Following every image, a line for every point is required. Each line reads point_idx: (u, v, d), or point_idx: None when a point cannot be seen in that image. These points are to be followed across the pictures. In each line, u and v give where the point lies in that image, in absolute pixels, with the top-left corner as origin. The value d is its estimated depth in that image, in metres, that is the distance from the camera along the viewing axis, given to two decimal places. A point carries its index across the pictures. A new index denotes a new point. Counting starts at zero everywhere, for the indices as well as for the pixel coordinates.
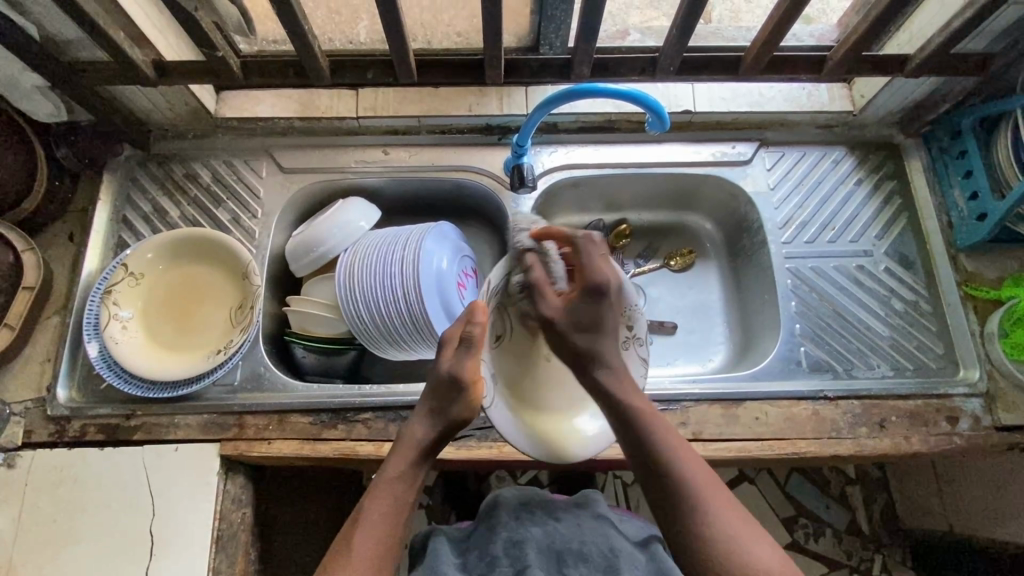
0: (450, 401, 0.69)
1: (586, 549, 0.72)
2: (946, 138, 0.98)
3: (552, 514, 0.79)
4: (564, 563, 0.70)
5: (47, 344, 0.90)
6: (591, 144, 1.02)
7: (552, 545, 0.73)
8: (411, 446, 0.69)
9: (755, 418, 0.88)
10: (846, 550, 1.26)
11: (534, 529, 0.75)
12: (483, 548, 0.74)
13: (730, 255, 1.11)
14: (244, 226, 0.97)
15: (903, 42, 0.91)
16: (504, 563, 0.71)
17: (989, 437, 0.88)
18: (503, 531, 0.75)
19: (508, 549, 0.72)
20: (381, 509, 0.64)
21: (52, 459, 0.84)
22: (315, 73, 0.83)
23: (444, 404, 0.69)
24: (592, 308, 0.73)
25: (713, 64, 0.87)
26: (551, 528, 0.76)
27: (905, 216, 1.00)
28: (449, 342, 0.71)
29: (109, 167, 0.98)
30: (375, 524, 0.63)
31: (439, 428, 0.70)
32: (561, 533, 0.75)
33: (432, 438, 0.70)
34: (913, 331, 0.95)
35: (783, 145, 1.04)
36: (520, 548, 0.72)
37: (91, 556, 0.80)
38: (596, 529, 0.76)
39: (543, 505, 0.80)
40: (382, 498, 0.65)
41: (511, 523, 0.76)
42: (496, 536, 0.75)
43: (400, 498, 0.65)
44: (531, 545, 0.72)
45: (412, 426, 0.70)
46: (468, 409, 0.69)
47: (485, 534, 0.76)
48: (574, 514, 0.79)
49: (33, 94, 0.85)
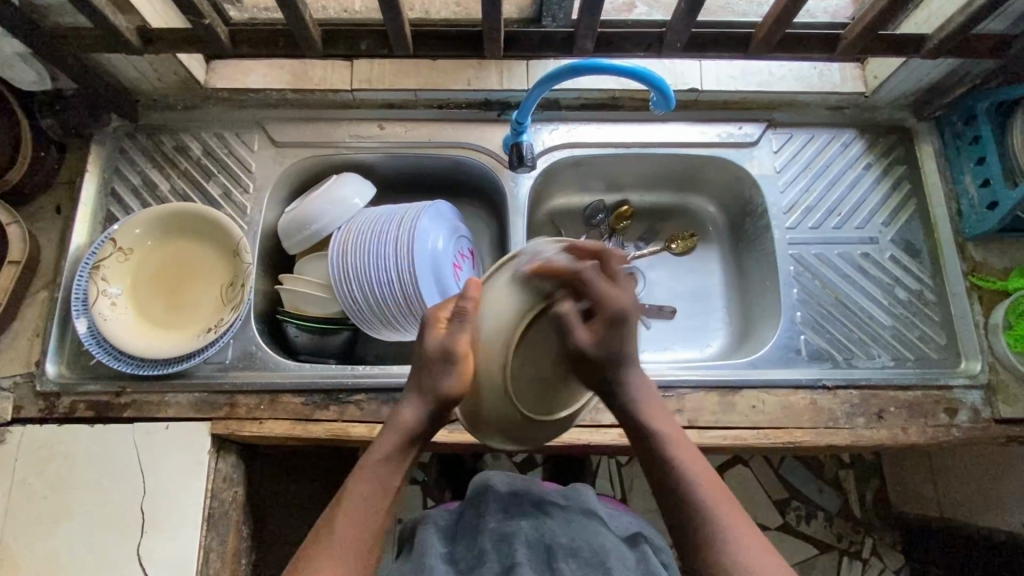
0: (438, 376, 0.61)
1: (576, 544, 0.72)
2: (959, 122, 0.95)
3: (541, 508, 0.78)
4: (555, 556, 0.69)
5: (36, 319, 0.89)
6: (593, 122, 0.99)
7: (542, 538, 0.72)
8: (397, 430, 0.63)
9: (751, 407, 0.87)
10: (836, 533, 1.27)
11: (524, 522, 0.74)
12: (471, 542, 0.74)
13: (733, 238, 1.08)
14: (236, 201, 0.95)
15: (920, 21, 0.87)
16: (493, 557, 0.70)
17: (988, 429, 0.87)
18: (491, 525, 0.74)
19: (496, 543, 0.72)
20: (370, 492, 0.60)
21: (41, 435, 0.83)
22: (306, 44, 0.79)
23: (432, 383, 0.62)
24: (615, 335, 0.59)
25: (721, 40, 0.84)
26: (540, 521, 0.75)
27: (913, 202, 0.98)
28: (436, 320, 0.64)
29: (97, 138, 0.95)
30: (355, 514, 0.59)
31: (428, 411, 0.63)
32: (550, 526, 0.74)
33: (423, 420, 0.63)
34: (916, 321, 0.93)
35: (791, 127, 1.00)
36: (508, 542, 0.71)
37: (81, 531, 0.80)
38: (584, 524, 0.76)
39: (531, 500, 0.80)
40: (369, 480, 0.61)
41: (499, 515, 0.76)
42: (484, 527, 0.74)
43: (386, 485, 0.61)
44: (520, 539, 0.71)
45: (406, 403, 0.64)
46: (454, 385, 0.61)
47: (473, 527, 0.76)
48: (562, 509, 0.78)
49: (15, 61, 0.83)
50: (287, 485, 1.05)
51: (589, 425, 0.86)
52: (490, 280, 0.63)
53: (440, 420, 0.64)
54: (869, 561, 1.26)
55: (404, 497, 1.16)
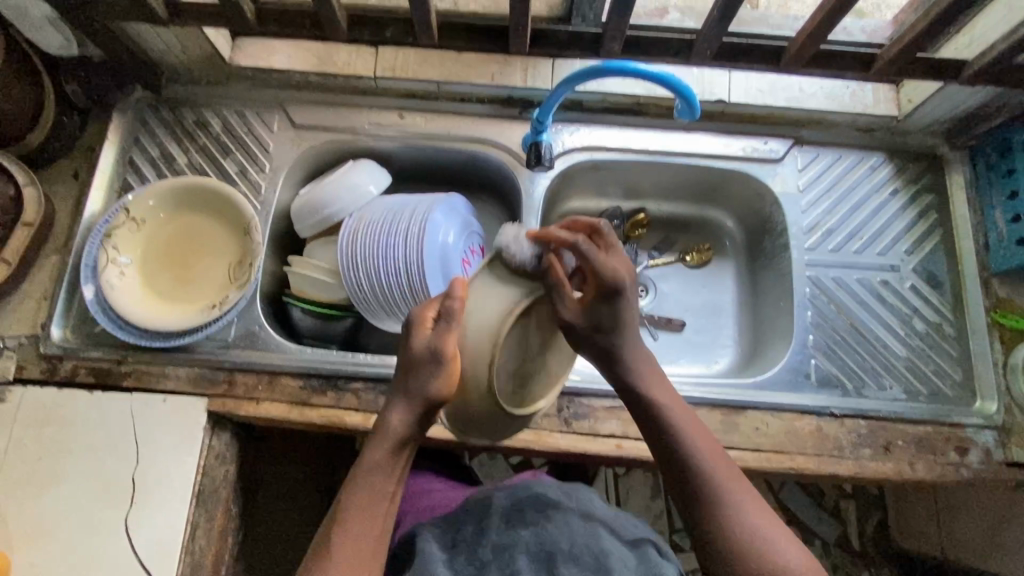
0: (424, 379, 0.58)
1: (576, 550, 0.71)
2: (995, 154, 0.93)
3: (542, 511, 0.76)
4: (555, 565, 0.69)
5: (45, 281, 0.89)
6: (616, 126, 0.97)
7: (542, 546, 0.71)
8: (388, 437, 0.59)
9: (754, 428, 0.85)
10: (832, 563, 1.24)
11: (524, 530, 0.73)
12: (471, 548, 0.72)
13: (750, 255, 1.06)
14: (251, 180, 0.95)
15: (962, 46, 0.84)
16: (493, 568, 0.69)
17: (999, 472, 0.84)
18: (492, 532, 0.73)
19: (497, 554, 0.71)
20: (364, 503, 0.58)
21: (41, 398, 0.84)
22: (331, 26, 0.79)
23: (419, 384, 0.58)
24: (613, 310, 0.62)
25: (753, 52, 0.82)
26: (539, 526, 0.74)
27: (939, 232, 0.95)
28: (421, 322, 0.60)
29: (119, 107, 0.95)
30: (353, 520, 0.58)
31: (416, 413, 0.59)
32: (551, 532, 0.73)
33: (411, 425, 0.59)
34: (932, 354, 0.90)
35: (819, 146, 0.98)
36: (509, 553, 0.70)
37: (72, 496, 0.81)
38: (586, 527, 0.74)
39: (530, 501, 0.78)
40: (365, 491, 0.59)
41: (500, 525, 0.74)
42: (485, 537, 0.73)
43: (377, 491, 0.59)
44: (520, 549, 0.70)
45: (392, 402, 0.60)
46: (443, 390, 0.58)
47: (473, 533, 0.74)
48: (564, 510, 0.77)
49: (44, 25, 0.83)
50: (280, 467, 1.05)
51: (587, 433, 0.85)
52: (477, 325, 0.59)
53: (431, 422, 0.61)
54: None
55: None
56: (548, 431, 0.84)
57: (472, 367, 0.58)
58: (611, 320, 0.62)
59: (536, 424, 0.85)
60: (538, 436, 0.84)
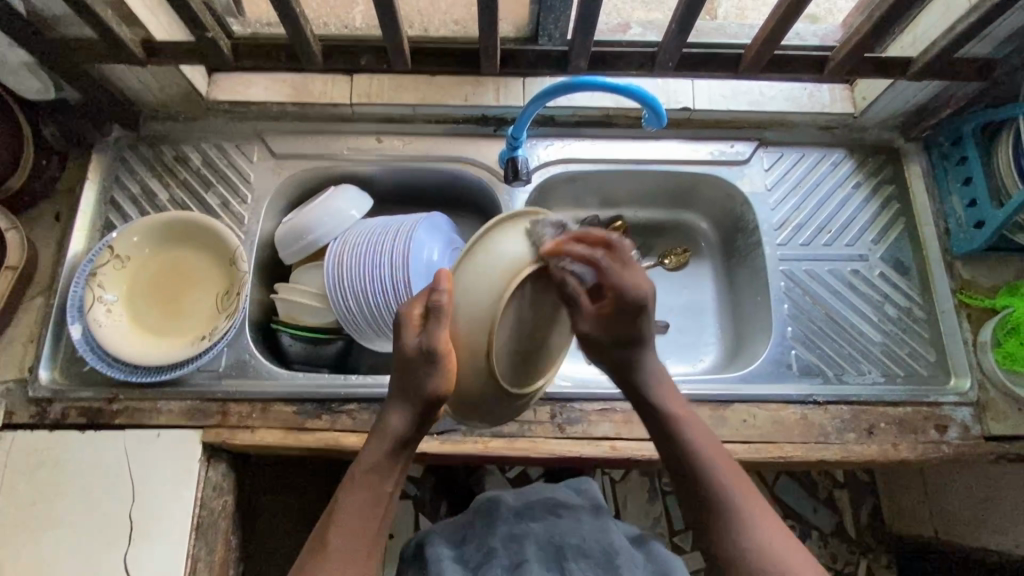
0: (420, 378, 0.61)
1: (586, 546, 0.73)
2: (946, 143, 0.97)
3: (552, 506, 0.79)
4: (564, 559, 0.71)
5: (31, 325, 0.89)
6: (588, 138, 1.01)
7: (552, 540, 0.74)
8: (384, 440, 0.63)
9: (742, 421, 0.87)
10: (831, 553, 1.26)
11: (534, 524, 0.76)
12: (482, 539, 0.74)
13: (725, 253, 1.10)
14: (234, 212, 0.96)
15: (907, 44, 0.89)
16: (502, 556, 0.71)
17: (978, 446, 0.87)
18: (502, 523, 0.75)
19: (507, 543, 0.73)
20: (361, 506, 0.61)
21: (33, 441, 0.83)
22: (307, 57, 0.81)
23: (416, 386, 0.61)
24: (625, 323, 0.65)
25: (712, 60, 0.86)
26: (550, 523, 0.76)
27: (902, 221, 0.99)
28: (412, 322, 0.62)
29: (98, 147, 0.96)
30: (351, 520, 0.61)
31: (415, 416, 0.63)
32: (561, 527, 0.75)
33: (411, 426, 0.63)
34: (906, 338, 0.94)
35: (781, 146, 1.02)
36: (519, 543, 0.73)
37: (68, 539, 0.80)
38: (597, 523, 0.77)
39: (542, 496, 0.81)
40: (363, 490, 0.62)
41: (511, 517, 0.76)
42: (495, 528, 0.75)
43: (376, 489, 0.62)
44: (531, 541, 0.73)
45: (391, 407, 0.64)
46: (442, 388, 0.61)
47: (484, 527, 0.75)
48: (575, 508, 0.79)
49: (20, 70, 0.84)
50: (278, 497, 1.05)
51: (581, 437, 0.86)
52: (460, 272, 0.61)
53: (428, 424, 0.65)
54: None
55: (398, 512, 1.18)
56: (543, 437, 0.86)
57: (469, 348, 0.60)
58: (624, 327, 0.65)
59: (531, 432, 0.86)
60: (533, 443, 0.85)
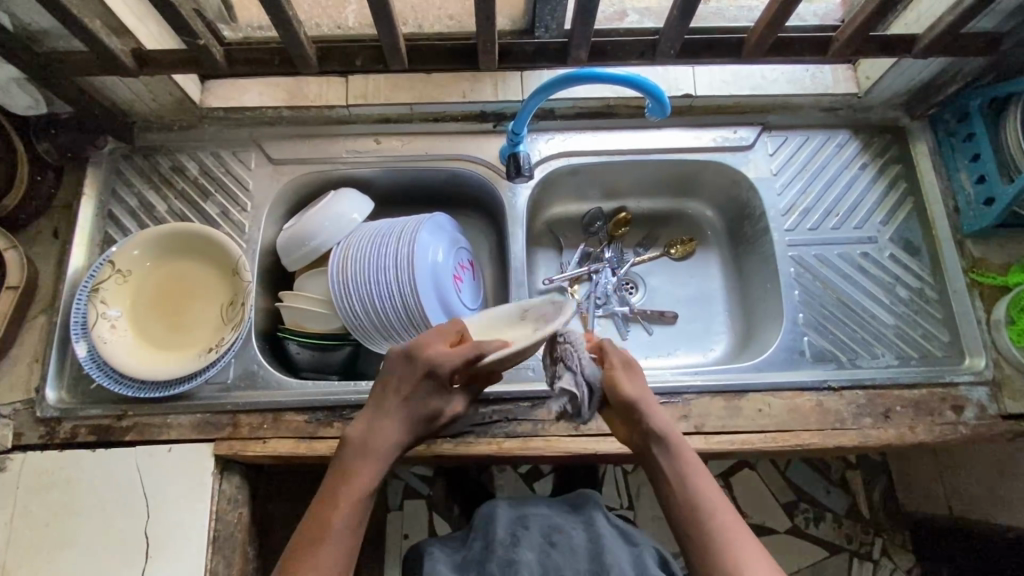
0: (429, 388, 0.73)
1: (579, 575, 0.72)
2: (953, 120, 0.96)
3: (549, 536, 0.78)
4: None
5: (35, 344, 0.88)
6: (590, 130, 0.99)
7: (547, 570, 0.73)
8: (377, 446, 0.69)
9: (758, 410, 0.86)
10: (846, 535, 1.25)
11: (531, 551, 0.75)
12: (479, 567, 0.74)
13: (732, 241, 1.09)
14: (234, 220, 0.95)
15: (911, 21, 0.87)
16: None
17: (996, 425, 0.86)
18: (500, 550, 0.75)
19: (502, 568, 0.72)
20: (348, 505, 0.65)
21: (43, 461, 0.82)
22: (302, 60, 0.79)
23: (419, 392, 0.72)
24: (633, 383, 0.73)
25: (715, 45, 0.84)
26: (547, 552, 0.76)
27: (910, 200, 0.98)
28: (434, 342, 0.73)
29: (93, 160, 0.95)
30: (344, 515, 0.64)
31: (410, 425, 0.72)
32: (557, 558, 0.74)
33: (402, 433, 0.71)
34: (918, 319, 0.93)
35: (786, 130, 1.01)
36: (514, 567, 0.72)
37: (84, 559, 0.79)
38: (592, 550, 0.76)
39: (540, 526, 0.80)
40: (351, 490, 0.66)
41: (508, 542, 0.76)
42: (493, 553, 0.75)
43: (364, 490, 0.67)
44: (526, 568, 0.72)
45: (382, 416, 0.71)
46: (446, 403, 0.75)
47: (482, 553, 0.76)
48: (571, 535, 0.79)
49: (9, 86, 0.82)
50: (292, 504, 1.05)
51: (596, 434, 0.85)
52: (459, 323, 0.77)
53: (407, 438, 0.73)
54: (880, 562, 1.24)
55: (411, 513, 1.18)
56: (558, 435, 0.85)
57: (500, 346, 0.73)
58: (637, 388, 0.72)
59: (544, 431, 0.85)
60: (548, 442, 0.85)
